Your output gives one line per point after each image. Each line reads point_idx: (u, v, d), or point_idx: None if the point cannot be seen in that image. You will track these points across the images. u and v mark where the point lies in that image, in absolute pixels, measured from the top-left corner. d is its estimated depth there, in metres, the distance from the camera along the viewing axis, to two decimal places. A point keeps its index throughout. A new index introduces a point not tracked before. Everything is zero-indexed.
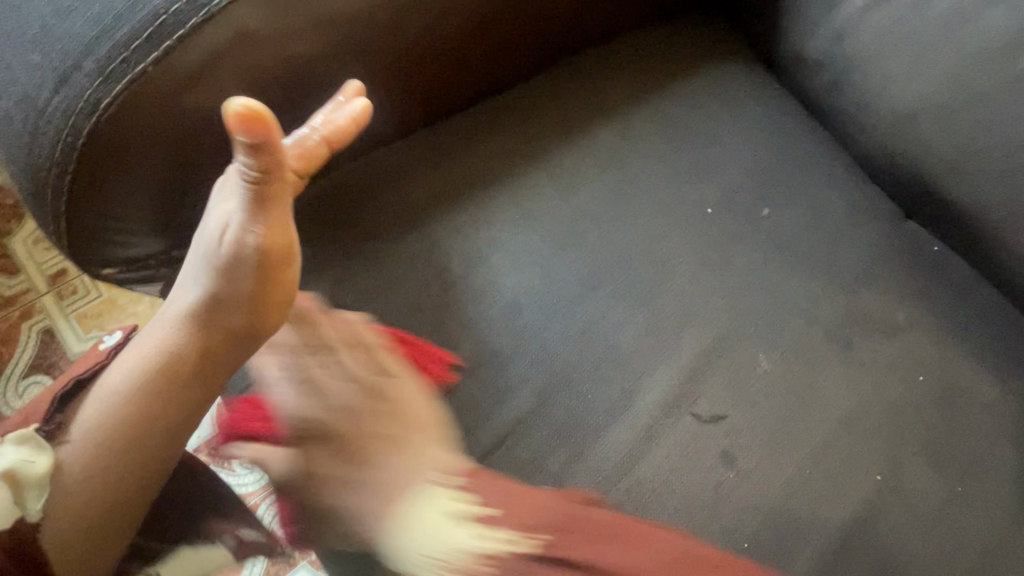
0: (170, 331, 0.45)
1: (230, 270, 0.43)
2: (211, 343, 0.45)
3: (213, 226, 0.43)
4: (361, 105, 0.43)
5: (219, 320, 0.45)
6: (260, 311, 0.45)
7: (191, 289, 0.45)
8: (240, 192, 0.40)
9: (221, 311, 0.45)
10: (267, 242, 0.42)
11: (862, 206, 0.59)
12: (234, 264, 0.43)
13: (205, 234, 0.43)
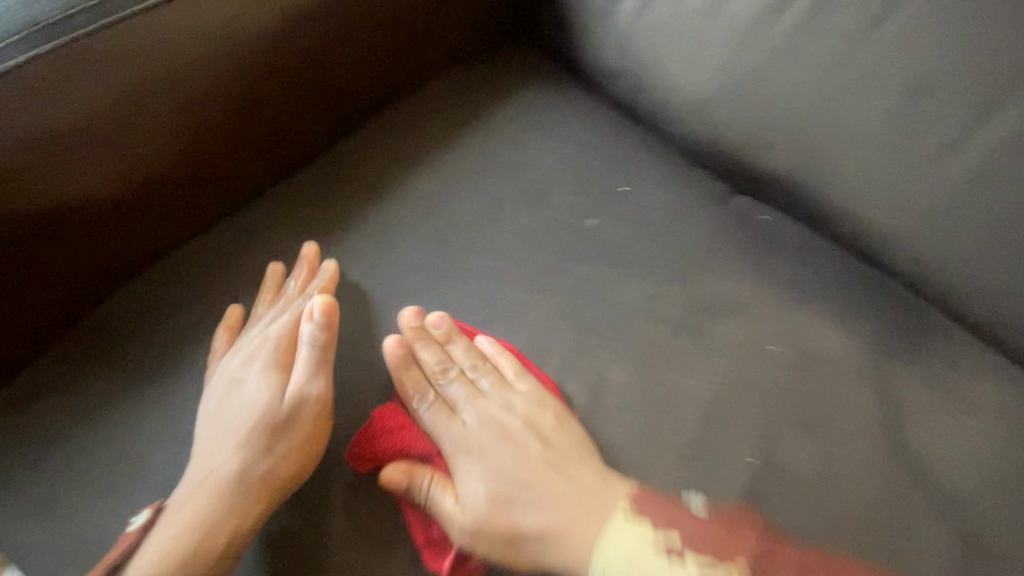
0: (223, 479, 0.47)
1: (291, 415, 0.50)
2: (272, 473, 0.48)
3: (252, 406, 0.51)
4: (328, 267, 0.56)
5: (271, 460, 0.48)
6: (297, 451, 0.49)
7: (227, 447, 0.49)
8: (304, 359, 0.52)
9: (261, 465, 0.48)
10: (311, 389, 0.51)
11: (693, 182, 0.62)
12: (285, 420, 0.50)
13: (241, 405, 0.51)
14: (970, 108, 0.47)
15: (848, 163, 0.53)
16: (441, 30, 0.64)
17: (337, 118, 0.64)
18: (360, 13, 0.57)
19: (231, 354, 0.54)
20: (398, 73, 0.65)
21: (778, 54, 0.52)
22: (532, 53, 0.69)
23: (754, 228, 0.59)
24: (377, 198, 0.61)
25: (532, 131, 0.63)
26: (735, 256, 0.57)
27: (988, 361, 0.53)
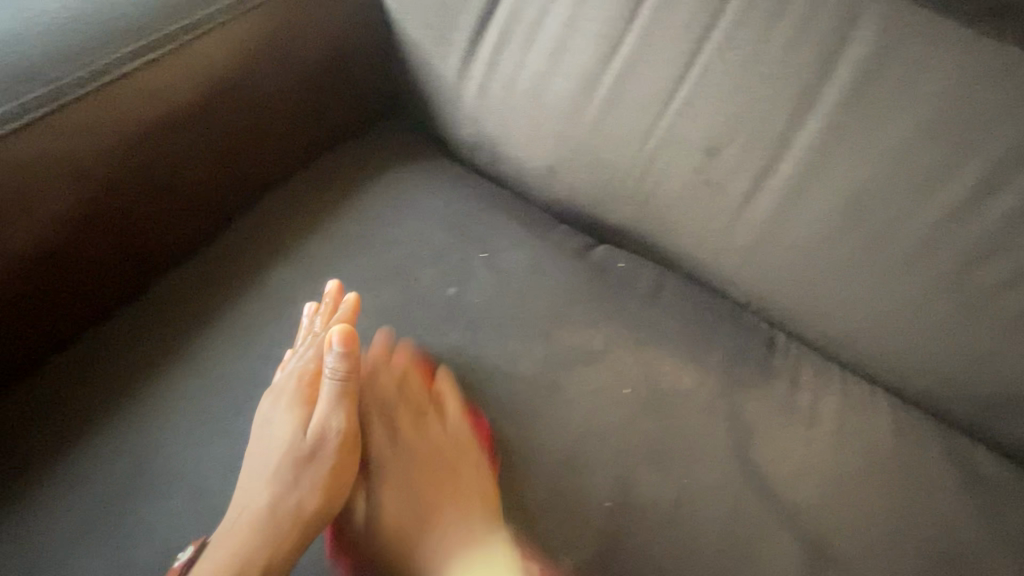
0: (256, 512, 0.49)
1: (313, 449, 0.53)
2: (309, 504, 0.50)
3: (278, 447, 0.53)
4: (350, 297, 0.59)
5: (298, 492, 0.51)
6: (319, 483, 0.51)
7: (264, 479, 0.51)
8: (328, 393, 0.55)
9: (289, 496, 0.50)
10: (328, 426, 0.54)
11: (558, 241, 0.66)
12: (309, 451, 0.52)
13: (263, 447, 0.53)
14: (758, 162, 0.53)
15: (678, 214, 0.59)
16: (293, 119, 0.66)
17: (202, 215, 0.63)
18: (193, 122, 0.58)
19: (273, 391, 0.56)
20: (259, 164, 0.65)
21: (596, 128, 0.58)
22: (405, 129, 0.74)
23: (613, 281, 0.64)
24: (251, 284, 0.63)
25: (405, 203, 0.67)
26: (598, 310, 0.61)
27: (826, 373, 0.61)
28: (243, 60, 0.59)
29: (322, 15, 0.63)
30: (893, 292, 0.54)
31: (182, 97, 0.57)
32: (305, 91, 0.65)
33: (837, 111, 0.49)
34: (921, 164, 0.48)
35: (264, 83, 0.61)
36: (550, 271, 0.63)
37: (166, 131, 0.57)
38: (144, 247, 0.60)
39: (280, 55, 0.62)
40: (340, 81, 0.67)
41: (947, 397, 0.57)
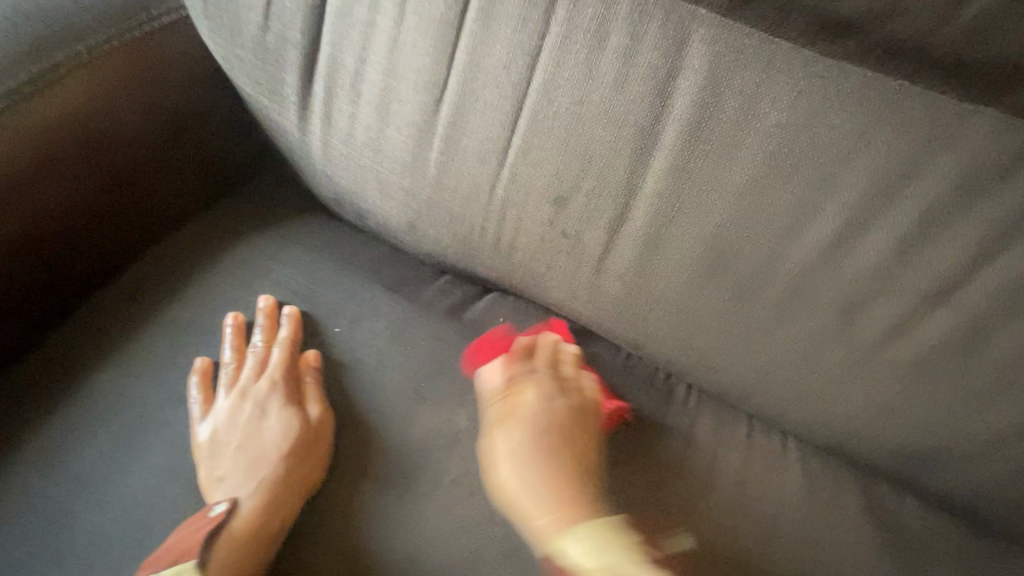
0: (261, 488, 0.48)
1: (307, 440, 0.51)
2: (289, 497, 0.48)
3: (274, 438, 0.51)
4: (293, 312, 0.58)
5: (300, 453, 0.50)
6: (314, 451, 0.50)
7: (245, 470, 0.49)
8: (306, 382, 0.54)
9: (292, 463, 0.49)
10: (306, 414, 0.52)
11: (424, 300, 0.60)
12: (294, 431, 0.51)
13: (258, 440, 0.51)
14: (610, 209, 0.47)
15: (544, 268, 0.53)
16: (109, 208, 0.57)
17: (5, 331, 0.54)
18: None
19: (225, 400, 0.53)
20: (62, 271, 0.56)
21: (440, 182, 0.52)
22: (269, 187, 0.68)
23: (483, 341, 0.58)
24: (62, 404, 0.53)
25: (258, 276, 0.61)
26: (463, 376, 0.56)
27: (728, 421, 0.55)
28: (33, 144, 0.50)
29: (131, 82, 0.55)
30: (777, 341, 0.48)
31: (35, 139, 0.50)
32: (169, 143, 0.59)
33: (678, 153, 0.43)
34: (777, 204, 0.42)
35: (52, 181, 0.52)
36: (412, 340, 0.57)
37: (19, 181, 0.50)
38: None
39: (79, 137, 0.52)
40: (199, 136, 0.61)
41: (850, 443, 0.51)
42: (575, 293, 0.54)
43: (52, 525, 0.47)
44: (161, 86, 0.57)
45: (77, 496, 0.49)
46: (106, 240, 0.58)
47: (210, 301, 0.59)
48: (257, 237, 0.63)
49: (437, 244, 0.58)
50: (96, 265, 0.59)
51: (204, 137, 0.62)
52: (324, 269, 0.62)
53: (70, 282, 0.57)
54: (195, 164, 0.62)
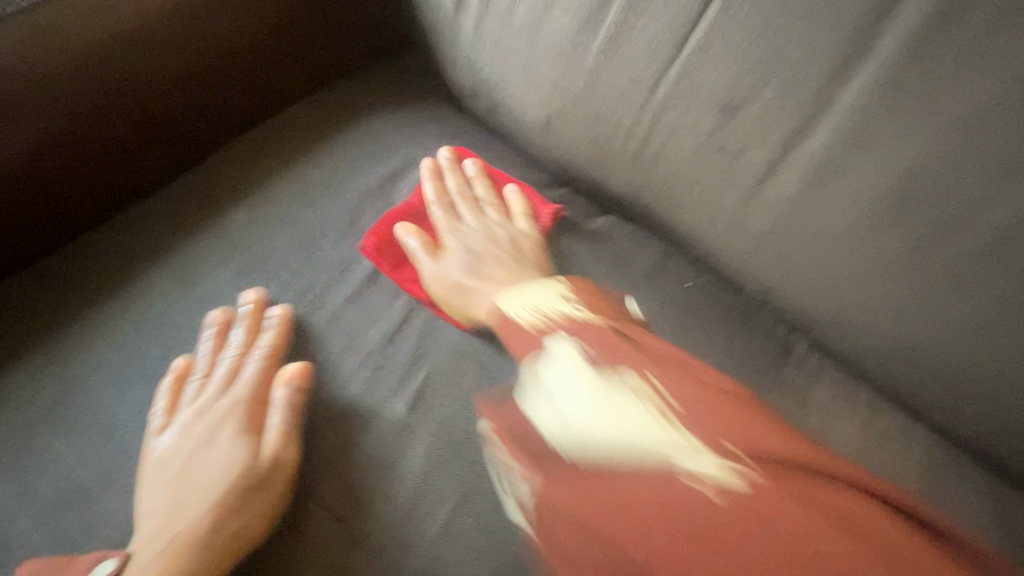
0: (178, 553, 0.38)
1: (262, 471, 0.41)
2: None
3: (220, 477, 0.41)
4: (279, 314, 0.49)
5: (240, 520, 0.39)
6: (256, 521, 0.40)
7: (196, 504, 0.40)
8: (278, 408, 0.45)
9: (230, 525, 0.39)
10: (274, 467, 0.42)
11: (543, 205, 0.58)
12: (259, 482, 0.41)
13: (195, 493, 0.40)
14: (787, 127, 0.42)
15: (686, 186, 0.49)
16: (254, 54, 0.58)
17: (148, 162, 0.57)
18: (133, 62, 0.50)
19: (190, 418, 0.44)
20: (204, 112, 0.58)
21: (595, 75, 0.49)
22: (401, 72, 0.68)
23: (597, 255, 0.56)
24: (186, 231, 0.54)
25: (382, 154, 0.61)
26: (573, 284, 0.54)
27: (849, 394, 0.50)
28: None
29: None
30: (955, 307, 0.41)
31: None
32: (327, 3, 0.60)
33: (891, 66, 0.37)
34: (1000, 142, 0.35)
35: (223, 11, 0.54)
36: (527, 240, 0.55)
37: (211, 6, 0.53)
38: (49, 198, 0.51)
39: None
40: (351, 5, 0.62)
41: (1000, 441, 0.44)
42: (714, 220, 0.50)
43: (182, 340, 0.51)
44: None
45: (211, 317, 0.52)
46: (264, 87, 0.61)
47: (337, 166, 0.60)
48: (386, 115, 0.63)
49: (569, 147, 0.56)
50: (254, 109, 0.62)
51: (357, 9, 0.62)
52: (446, 155, 0.61)
53: (229, 118, 0.60)
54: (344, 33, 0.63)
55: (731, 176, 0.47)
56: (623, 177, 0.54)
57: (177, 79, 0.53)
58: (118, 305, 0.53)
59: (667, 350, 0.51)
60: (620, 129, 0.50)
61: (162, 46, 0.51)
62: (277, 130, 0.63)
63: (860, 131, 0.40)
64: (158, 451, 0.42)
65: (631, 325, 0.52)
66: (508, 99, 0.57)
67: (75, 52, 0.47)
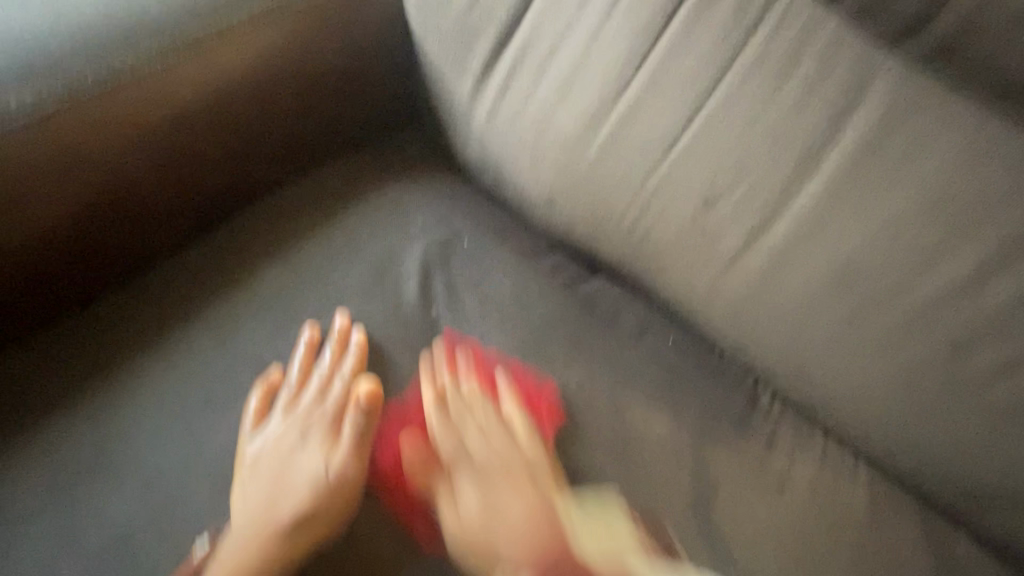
0: (266, 540, 0.48)
1: (336, 482, 0.51)
2: (296, 542, 0.48)
3: (309, 479, 0.51)
4: (359, 341, 0.58)
5: (319, 526, 0.49)
6: (333, 519, 0.49)
7: (284, 505, 0.50)
8: (351, 432, 0.53)
9: (316, 525, 0.49)
10: (344, 475, 0.51)
11: (544, 268, 0.66)
12: (331, 490, 0.50)
13: (296, 483, 0.51)
14: (753, 219, 0.52)
15: (671, 258, 0.58)
16: (287, 128, 0.64)
17: (181, 223, 0.62)
18: (185, 130, 0.57)
19: (281, 424, 0.54)
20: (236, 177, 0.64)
21: (595, 166, 0.58)
22: (414, 142, 0.74)
23: (592, 315, 0.63)
24: (226, 292, 0.61)
25: (399, 219, 0.67)
26: (574, 341, 0.61)
27: (807, 437, 0.58)
28: (271, 68, 0.60)
29: (350, 30, 0.63)
30: (884, 368, 0.51)
31: (274, 65, 0.60)
32: (354, 84, 0.66)
33: (835, 179, 0.48)
34: (914, 238, 0.47)
35: (265, 97, 0.61)
36: (532, 304, 0.63)
37: (256, 92, 0.60)
38: (94, 251, 0.57)
39: (290, 65, 0.61)
40: (374, 86, 0.68)
41: (932, 477, 0.53)
42: (694, 288, 0.59)
43: (216, 392, 0.55)
44: (360, 34, 0.64)
45: (242, 370, 0.56)
46: (290, 157, 0.67)
47: (359, 229, 0.66)
48: (401, 183, 0.70)
49: (569, 221, 0.64)
50: (280, 176, 0.68)
51: (379, 89, 0.69)
52: (458, 223, 0.68)
53: (258, 184, 0.66)
54: (367, 109, 0.70)
55: (708, 252, 0.56)
56: (616, 249, 0.62)
57: (218, 155, 0.61)
58: (149, 356, 0.56)
59: (655, 400, 0.59)
60: (615, 209, 0.59)
61: (210, 130, 0.59)
62: (299, 193, 0.68)
63: (811, 225, 0.50)
64: (254, 457, 0.52)
65: (624, 377, 0.60)
66: (516, 177, 0.65)
67: (138, 139, 0.55)
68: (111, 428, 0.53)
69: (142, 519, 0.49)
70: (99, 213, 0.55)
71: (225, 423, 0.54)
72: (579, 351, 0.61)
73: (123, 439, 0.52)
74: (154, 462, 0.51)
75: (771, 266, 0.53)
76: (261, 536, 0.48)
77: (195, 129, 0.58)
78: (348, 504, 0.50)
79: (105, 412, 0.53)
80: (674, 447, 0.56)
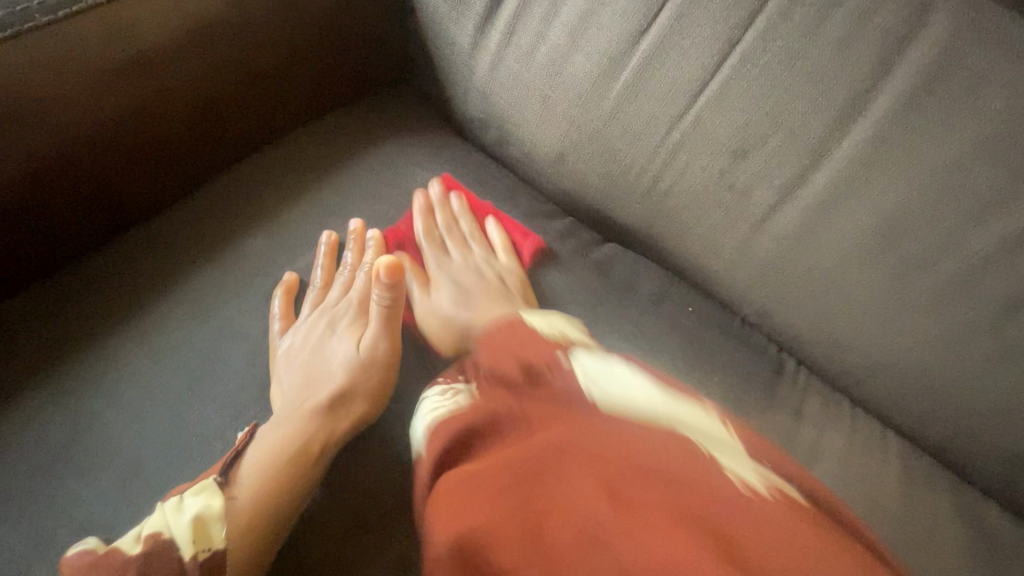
0: (307, 421, 0.46)
1: (372, 359, 0.49)
2: (334, 425, 0.46)
3: (343, 361, 0.50)
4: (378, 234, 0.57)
5: (359, 398, 0.47)
6: (372, 390, 0.48)
7: (321, 389, 0.48)
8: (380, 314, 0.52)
9: (355, 398, 0.47)
10: (377, 354, 0.50)
11: (555, 233, 0.61)
12: (367, 362, 0.49)
13: (329, 371, 0.50)
14: (789, 173, 0.48)
15: (695, 218, 0.54)
16: (269, 77, 0.58)
17: (154, 182, 0.56)
18: (153, 70, 0.50)
19: (312, 317, 0.52)
20: (212, 133, 0.57)
21: (614, 116, 0.53)
22: (410, 99, 0.68)
23: (607, 282, 0.59)
24: (206, 262, 0.55)
25: (396, 180, 0.61)
26: (589, 309, 0.57)
27: (835, 407, 0.55)
28: (250, 4, 0.53)
29: None
30: (927, 332, 0.47)
31: (254, 0, 0.53)
32: (343, 30, 0.60)
33: (883, 126, 0.44)
34: (970, 189, 0.42)
35: (244, 37, 0.54)
36: (543, 271, 0.58)
37: (233, 31, 0.53)
38: (48, 216, 0.51)
39: (271, 2, 0.54)
40: (366, 33, 0.62)
41: (970, 447, 0.50)
42: (719, 251, 0.54)
43: (199, 369, 0.50)
44: None
45: (227, 345, 0.51)
46: (274, 112, 0.61)
47: (353, 191, 0.60)
48: (397, 141, 0.64)
49: (582, 180, 0.59)
50: (263, 132, 0.62)
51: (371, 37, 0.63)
52: (461, 184, 0.62)
53: (239, 140, 0.60)
54: (357, 59, 0.63)
55: (736, 212, 0.52)
56: (633, 210, 0.58)
57: (193, 104, 0.54)
58: (124, 332, 0.51)
59: (677, 371, 0.55)
60: (634, 164, 0.54)
61: (182, 73, 0.52)
62: (285, 153, 0.62)
63: (853, 178, 0.46)
64: (287, 347, 0.51)
65: (643, 348, 0.56)
66: (523, 133, 0.60)
67: (98, 80, 0.47)
68: (84, 411, 0.47)
69: (122, 510, 0.44)
70: (56, 167, 0.48)
71: (212, 403, 0.49)
72: (595, 320, 0.56)
73: (98, 423, 0.47)
74: (131, 450, 0.46)
75: (806, 225, 0.49)
76: (299, 425, 0.46)
77: (166, 71, 0.51)
78: (387, 369, 0.49)
79: (76, 393, 0.48)
80: None
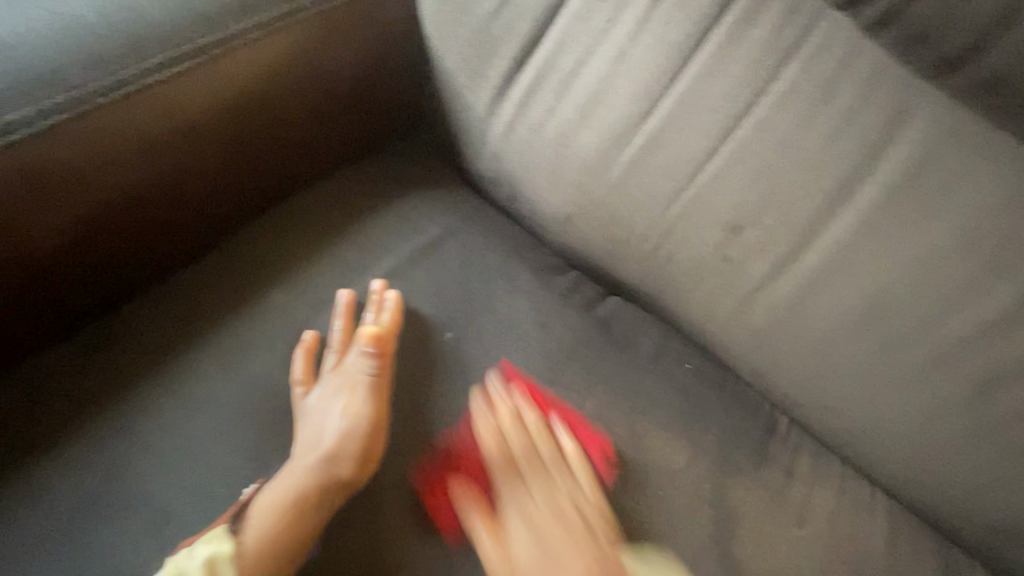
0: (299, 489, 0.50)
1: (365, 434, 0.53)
2: (326, 489, 0.50)
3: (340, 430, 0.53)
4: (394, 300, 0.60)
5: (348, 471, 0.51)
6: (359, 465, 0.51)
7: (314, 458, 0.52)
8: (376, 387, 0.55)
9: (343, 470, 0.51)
10: (368, 425, 0.53)
11: (560, 288, 0.64)
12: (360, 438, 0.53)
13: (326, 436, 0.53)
14: (780, 249, 0.51)
15: (693, 283, 0.57)
16: (297, 140, 0.62)
17: (187, 237, 0.60)
18: (193, 141, 0.54)
19: (328, 379, 0.56)
20: (242, 190, 0.61)
21: (617, 187, 0.57)
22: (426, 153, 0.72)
23: (609, 337, 0.62)
24: (233, 312, 0.59)
25: (411, 235, 0.65)
26: (590, 364, 0.60)
27: (825, 466, 0.58)
28: (282, 79, 0.57)
29: (362, 39, 0.61)
30: (910, 403, 0.50)
31: (285, 75, 0.57)
32: (366, 94, 0.64)
33: (867, 213, 0.47)
34: (946, 275, 0.45)
35: (276, 108, 0.58)
36: (549, 325, 0.62)
37: (265, 103, 0.57)
38: (93, 272, 0.55)
39: (301, 75, 0.58)
40: (386, 95, 0.66)
41: (952, 510, 0.52)
42: (716, 314, 0.57)
43: (226, 418, 0.53)
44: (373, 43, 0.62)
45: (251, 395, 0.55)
46: (299, 169, 0.65)
47: (371, 245, 0.64)
48: (413, 196, 0.68)
49: (587, 241, 0.62)
50: (289, 187, 0.66)
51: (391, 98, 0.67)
52: (473, 239, 0.66)
53: (266, 195, 0.64)
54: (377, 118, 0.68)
55: (733, 280, 0.55)
56: (635, 270, 0.61)
57: (226, 167, 0.58)
58: (155, 381, 0.55)
59: (674, 427, 0.58)
60: (636, 233, 0.58)
61: (217, 142, 0.56)
62: (308, 205, 0.66)
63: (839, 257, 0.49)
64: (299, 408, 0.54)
65: (642, 403, 0.59)
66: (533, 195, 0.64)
67: (143, 153, 0.52)
68: (118, 458, 0.51)
69: (154, 554, 0.48)
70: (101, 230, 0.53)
71: (236, 452, 0.52)
72: (597, 376, 0.60)
73: (131, 469, 0.51)
74: (162, 495, 0.50)
75: (797, 296, 0.52)
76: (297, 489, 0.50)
77: (203, 141, 0.55)
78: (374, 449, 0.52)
79: (111, 440, 0.52)
80: (693, 475, 0.56)
